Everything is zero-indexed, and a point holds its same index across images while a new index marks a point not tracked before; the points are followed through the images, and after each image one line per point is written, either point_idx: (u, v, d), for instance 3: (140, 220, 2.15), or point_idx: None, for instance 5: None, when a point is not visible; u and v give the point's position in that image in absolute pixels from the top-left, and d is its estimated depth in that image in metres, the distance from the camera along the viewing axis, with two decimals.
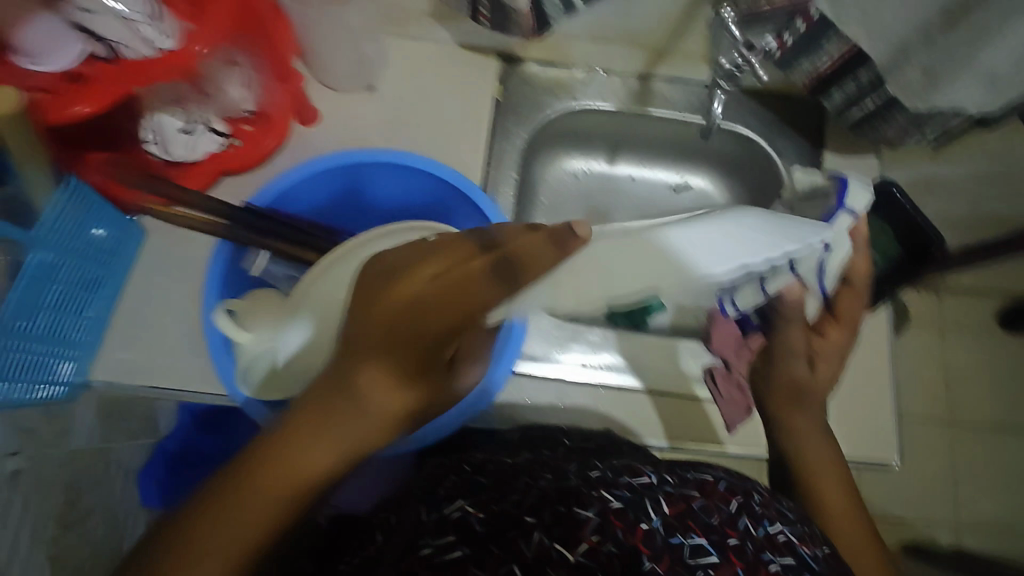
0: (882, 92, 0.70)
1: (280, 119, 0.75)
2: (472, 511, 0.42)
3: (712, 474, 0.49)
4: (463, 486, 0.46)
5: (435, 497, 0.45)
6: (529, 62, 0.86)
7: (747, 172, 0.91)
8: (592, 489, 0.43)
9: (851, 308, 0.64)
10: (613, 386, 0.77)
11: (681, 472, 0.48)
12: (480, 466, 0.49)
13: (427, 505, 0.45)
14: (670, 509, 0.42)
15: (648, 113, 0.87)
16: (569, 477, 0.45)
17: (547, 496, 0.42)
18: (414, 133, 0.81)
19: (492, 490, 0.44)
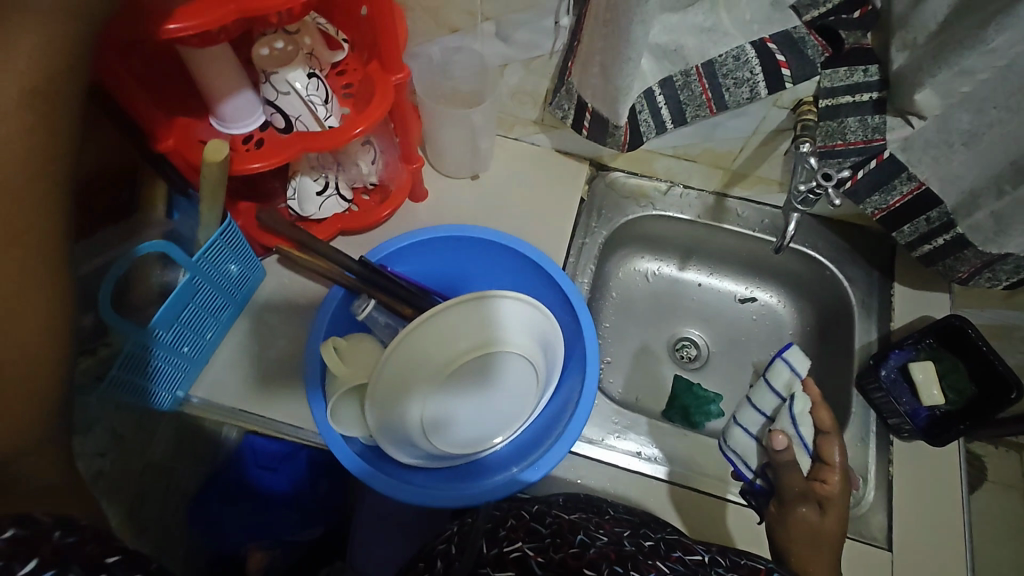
0: (954, 231, 0.74)
1: (399, 193, 0.85)
2: (532, 555, 0.49)
3: (767, 563, 0.53)
4: (523, 530, 0.53)
5: (497, 536, 0.53)
6: (616, 171, 0.96)
7: (813, 292, 0.95)
8: (650, 559, 0.48)
9: (834, 453, 0.72)
10: (645, 473, 0.77)
11: (735, 557, 0.53)
12: (539, 515, 0.56)
13: (489, 541, 0.53)
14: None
15: (722, 226, 0.94)
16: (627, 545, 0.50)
17: (608, 556, 0.48)
18: (505, 218, 0.90)
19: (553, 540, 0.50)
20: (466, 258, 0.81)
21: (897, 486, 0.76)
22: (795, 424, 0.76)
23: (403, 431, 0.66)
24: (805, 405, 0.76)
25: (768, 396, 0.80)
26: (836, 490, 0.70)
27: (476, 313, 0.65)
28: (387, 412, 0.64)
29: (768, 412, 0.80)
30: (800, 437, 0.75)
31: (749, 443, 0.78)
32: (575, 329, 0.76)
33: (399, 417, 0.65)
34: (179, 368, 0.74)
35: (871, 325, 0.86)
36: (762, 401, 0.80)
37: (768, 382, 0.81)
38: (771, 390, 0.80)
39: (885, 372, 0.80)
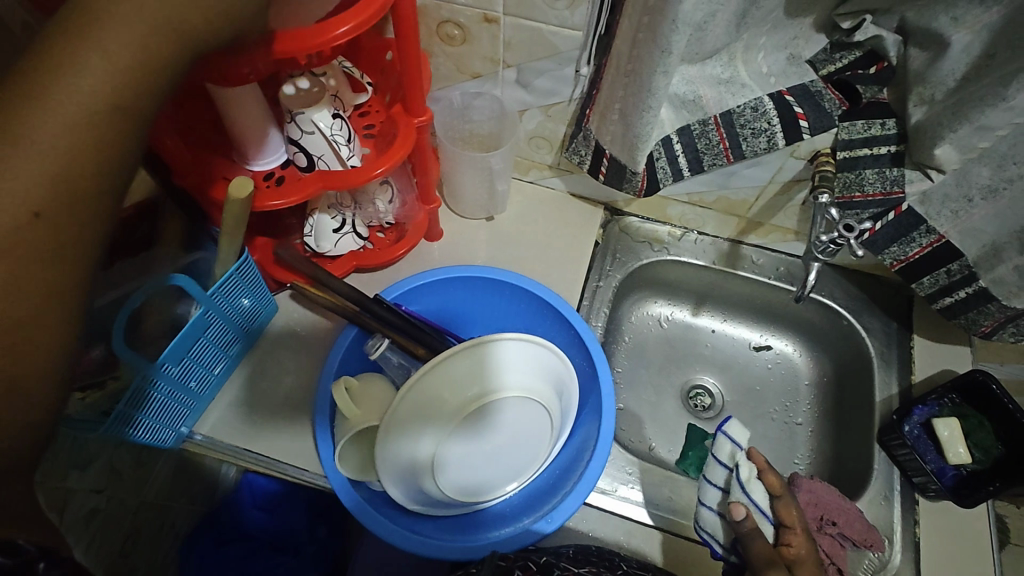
0: (977, 284, 0.72)
1: (414, 232, 0.85)
2: None
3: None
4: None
5: None
6: (630, 216, 0.97)
7: (829, 342, 0.93)
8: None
9: (793, 515, 0.70)
10: (656, 528, 0.74)
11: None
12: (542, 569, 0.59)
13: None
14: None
15: (737, 273, 0.93)
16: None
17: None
18: (519, 260, 0.90)
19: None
20: (480, 297, 0.81)
21: (924, 549, 0.72)
22: (748, 493, 0.71)
23: (414, 481, 0.64)
24: (752, 471, 0.72)
25: (717, 469, 0.74)
26: (803, 552, 0.68)
27: (487, 358, 0.64)
28: (399, 462, 0.62)
29: (720, 483, 0.73)
30: (757, 505, 0.70)
31: (710, 515, 0.71)
32: (591, 374, 0.74)
33: (412, 466, 0.63)
34: (185, 405, 0.73)
35: (891, 377, 0.84)
36: (714, 474, 0.74)
37: (715, 456, 0.75)
38: (718, 463, 0.74)
39: (908, 428, 0.78)
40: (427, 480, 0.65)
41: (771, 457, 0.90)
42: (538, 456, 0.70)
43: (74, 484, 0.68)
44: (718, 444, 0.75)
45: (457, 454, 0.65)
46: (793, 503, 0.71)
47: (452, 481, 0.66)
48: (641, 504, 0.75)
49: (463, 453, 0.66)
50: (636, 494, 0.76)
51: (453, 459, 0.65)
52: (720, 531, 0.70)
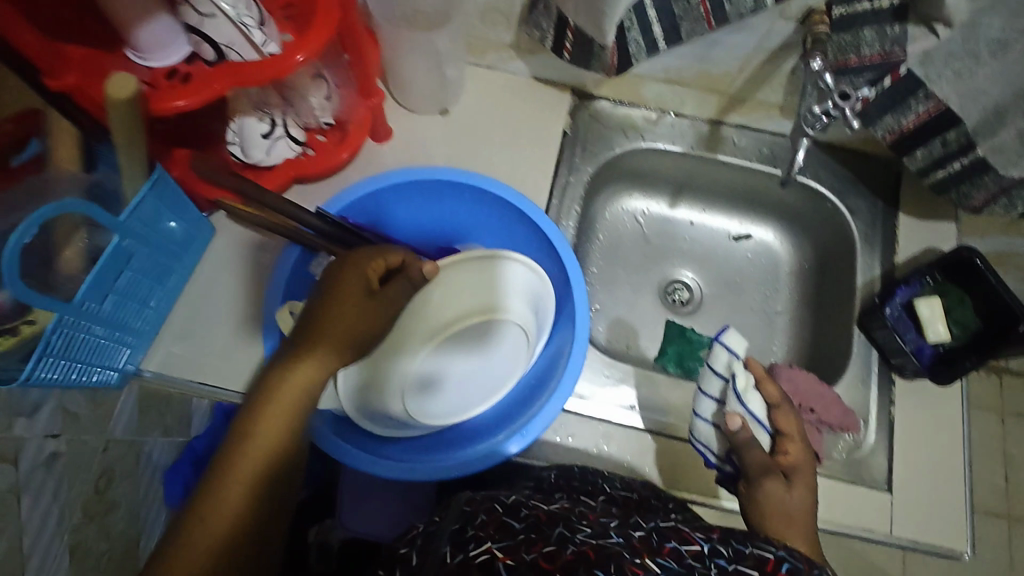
0: (973, 154, 0.66)
1: (356, 134, 0.76)
2: (499, 557, 0.46)
3: (775, 550, 0.48)
4: (495, 525, 0.50)
5: (463, 537, 0.50)
6: (601, 99, 0.87)
7: (812, 227, 0.89)
8: (636, 556, 0.46)
9: (791, 423, 0.67)
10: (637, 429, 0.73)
11: (738, 544, 0.48)
12: (511, 508, 0.53)
13: (454, 544, 0.49)
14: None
15: (716, 158, 0.86)
16: (613, 536, 0.49)
17: (586, 553, 0.46)
18: (480, 158, 0.82)
19: (525, 536, 0.49)
20: (438, 202, 0.73)
21: (898, 427, 0.73)
22: (744, 402, 0.68)
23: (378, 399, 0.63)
24: (748, 381, 0.70)
25: (716, 383, 0.72)
26: (799, 460, 0.64)
27: (483, 275, 0.66)
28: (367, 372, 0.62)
29: (717, 395, 0.71)
30: (752, 415, 0.68)
31: (707, 428, 0.69)
32: (562, 284, 0.70)
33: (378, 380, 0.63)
34: (124, 342, 0.67)
35: (874, 259, 0.81)
36: (712, 388, 0.72)
37: (715, 372, 0.72)
38: (714, 374, 0.72)
39: (890, 311, 0.76)
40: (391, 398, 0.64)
41: (749, 347, 0.89)
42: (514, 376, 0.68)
43: (22, 433, 0.64)
44: (715, 355, 0.73)
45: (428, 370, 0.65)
46: (793, 412, 0.69)
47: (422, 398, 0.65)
48: (620, 406, 0.74)
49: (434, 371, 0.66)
50: (615, 398, 0.75)
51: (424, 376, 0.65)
52: (718, 444, 0.68)
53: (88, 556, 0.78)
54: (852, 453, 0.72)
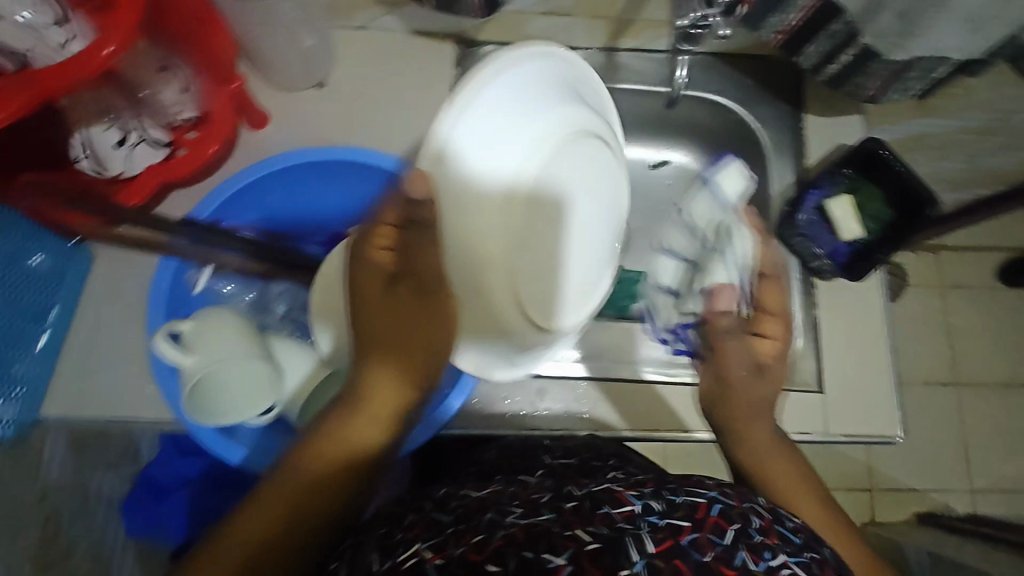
0: (859, 45, 0.64)
1: (221, 124, 0.69)
2: (427, 557, 0.43)
3: (705, 494, 0.49)
4: (422, 525, 0.47)
5: (391, 542, 0.46)
6: (486, 45, 0.81)
7: (725, 143, 0.87)
8: (567, 528, 0.44)
9: (776, 298, 0.66)
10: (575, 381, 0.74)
11: (669, 496, 0.49)
12: (441, 501, 0.51)
13: (381, 552, 0.46)
14: (655, 548, 0.42)
15: (615, 87, 0.82)
16: (545, 510, 0.47)
17: (516, 535, 0.43)
18: (367, 129, 0.77)
19: (455, 530, 0.45)
20: (323, 183, 0.69)
21: (824, 329, 0.74)
22: (728, 265, 0.76)
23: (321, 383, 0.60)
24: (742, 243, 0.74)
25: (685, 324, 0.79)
26: (778, 341, 0.65)
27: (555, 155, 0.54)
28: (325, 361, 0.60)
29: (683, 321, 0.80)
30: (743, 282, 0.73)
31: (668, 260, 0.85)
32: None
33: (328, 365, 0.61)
34: (13, 394, 0.63)
35: (785, 166, 0.79)
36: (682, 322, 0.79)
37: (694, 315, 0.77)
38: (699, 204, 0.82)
39: (803, 216, 0.76)
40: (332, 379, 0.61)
41: None
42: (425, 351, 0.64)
43: None
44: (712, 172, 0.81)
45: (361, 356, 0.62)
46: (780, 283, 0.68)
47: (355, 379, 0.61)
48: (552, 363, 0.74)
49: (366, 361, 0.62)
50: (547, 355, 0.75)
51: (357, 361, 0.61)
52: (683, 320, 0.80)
53: None
54: (782, 362, 0.73)
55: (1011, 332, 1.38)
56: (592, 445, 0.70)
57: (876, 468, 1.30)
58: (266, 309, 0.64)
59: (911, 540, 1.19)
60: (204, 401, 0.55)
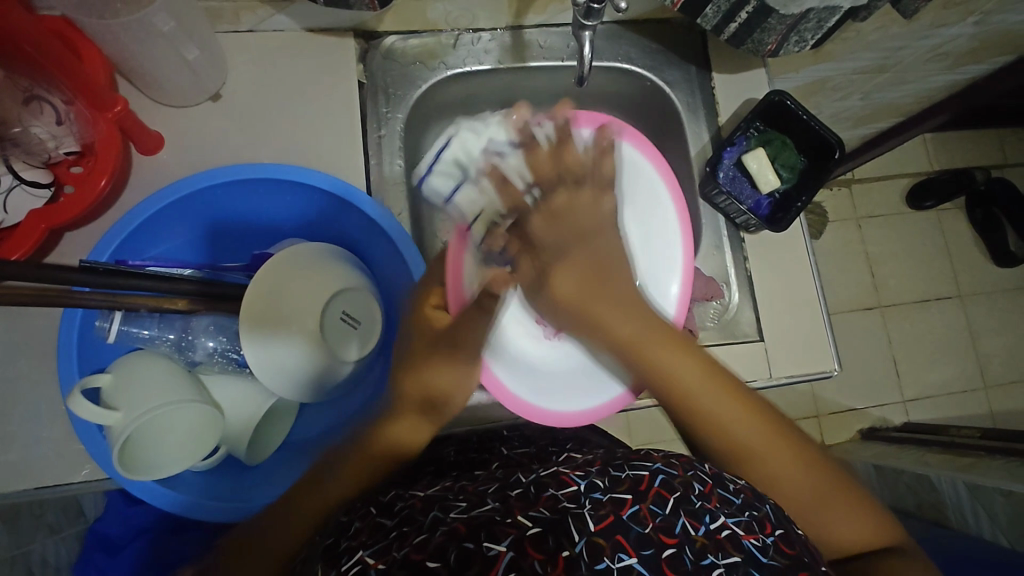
0: (754, 2, 0.65)
1: (106, 154, 0.63)
2: (371, 562, 0.43)
3: (651, 465, 0.49)
4: (368, 530, 0.46)
5: (336, 551, 0.45)
6: (388, 35, 0.77)
7: (641, 109, 0.87)
8: (507, 517, 0.43)
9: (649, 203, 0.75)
10: None
11: (614, 472, 0.48)
12: (387, 504, 0.49)
13: (328, 562, 0.45)
14: (596, 526, 0.43)
15: (528, 66, 0.81)
16: (489, 502, 0.46)
17: (457, 530, 0.43)
18: (274, 138, 0.73)
19: (398, 532, 0.44)
20: (236, 203, 0.65)
21: (757, 279, 0.77)
22: None
23: (270, 372, 0.58)
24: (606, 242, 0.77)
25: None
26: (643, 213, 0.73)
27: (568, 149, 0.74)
28: (268, 348, 0.57)
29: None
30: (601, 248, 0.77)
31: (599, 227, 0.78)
32: (399, 266, 0.64)
33: (271, 356, 0.57)
34: None
35: (701, 127, 0.81)
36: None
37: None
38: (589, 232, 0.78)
39: (723, 174, 0.78)
40: (264, 370, 0.57)
41: None
42: (328, 354, 0.59)
43: None
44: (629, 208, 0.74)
45: (281, 352, 0.57)
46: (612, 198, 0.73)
47: (279, 366, 0.58)
48: None
49: (283, 355, 0.57)
50: None
51: (277, 354, 0.57)
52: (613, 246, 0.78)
53: None
54: (723, 317, 0.76)
55: (922, 249, 1.48)
56: (549, 433, 0.71)
57: (820, 396, 1.38)
58: (192, 346, 0.59)
59: (856, 457, 1.27)
60: (133, 458, 0.50)
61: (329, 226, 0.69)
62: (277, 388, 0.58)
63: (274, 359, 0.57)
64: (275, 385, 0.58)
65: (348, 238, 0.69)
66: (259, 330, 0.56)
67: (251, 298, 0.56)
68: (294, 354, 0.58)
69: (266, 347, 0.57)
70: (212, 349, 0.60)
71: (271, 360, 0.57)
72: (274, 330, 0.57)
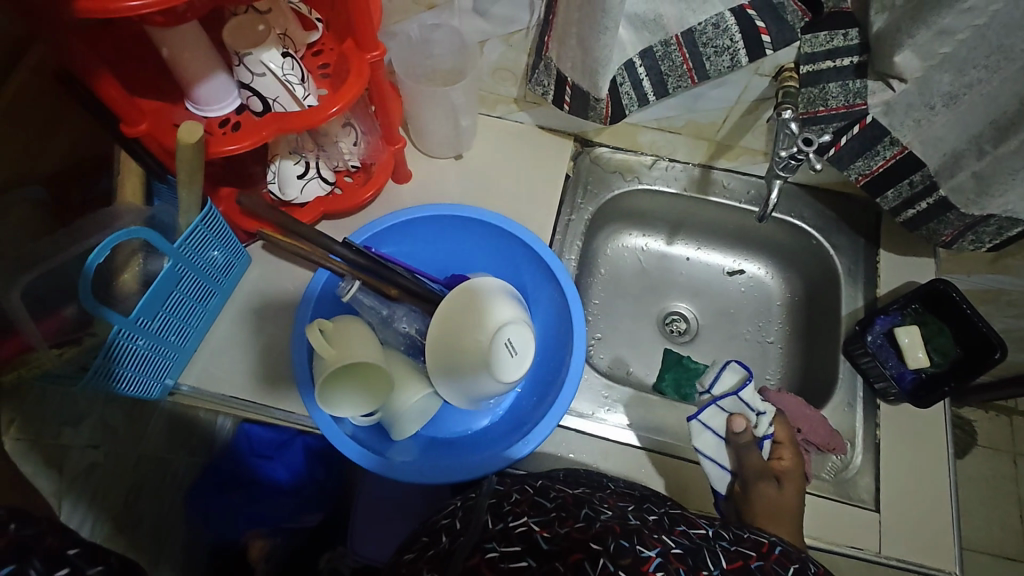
0: (937, 194, 0.73)
1: (380, 174, 0.84)
2: (536, 529, 0.50)
3: (768, 537, 0.55)
4: (528, 504, 0.54)
5: (501, 511, 0.54)
6: (600, 146, 0.95)
7: (800, 262, 0.95)
8: (654, 533, 0.50)
9: (784, 430, 0.77)
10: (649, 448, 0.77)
11: (736, 531, 0.55)
12: (542, 490, 0.57)
13: (494, 515, 0.54)
14: (729, 564, 0.48)
15: (708, 198, 0.93)
16: (631, 517, 0.53)
17: (612, 528, 0.49)
18: (489, 196, 0.90)
19: (557, 514, 0.51)
20: (451, 237, 0.81)
21: (885, 448, 0.76)
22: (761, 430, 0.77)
23: (440, 354, 0.70)
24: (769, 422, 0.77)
25: (766, 422, 0.77)
26: (790, 465, 0.74)
27: None
28: (446, 335, 0.69)
29: (722, 432, 0.76)
30: (715, 459, 0.74)
31: (712, 438, 0.75)
32: (565, 326, 0.75)
33: (447, 343, 0.69)
34: (166, 358, 0.73)
35: (857, 292, 0.86)
36: (749, 400, 0.78)
37: (736, 397, 0.78)
38: (709, 431, 0.75)
39: (871, 338, 0.81)
40: (437, 350, 0.70)
41: None
42: (484, 362, 0.68)
43: (67, 440, 0.71)
44: None
45: (452, 340, 0.69)
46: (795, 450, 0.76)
47: (447, 353, 0.69)
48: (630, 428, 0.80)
49: (453, 343, 0.69)
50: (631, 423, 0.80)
51: (449, 341, 0.69)
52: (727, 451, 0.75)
53: None
54: (841, 473, 0.76)
55: None
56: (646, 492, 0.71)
57: None
58: (391, 324, 0.74)
59: None
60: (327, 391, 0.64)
61: (510, 272, 0.82)
62: (439, 371, 0.70)
63: (446, 346, 0.69)
64: (438, 366, 0.70)
65: (522, 287, 0.82)
66: (448, 320, 0.70)
67: (458, 297, 0.70)
68: (459, 349, 0.69)
69: (447, 334, 0.69)
70: (404, 331, 0.74)
71: (443, 346, 0.69)
72: (460, 320, 0.70)
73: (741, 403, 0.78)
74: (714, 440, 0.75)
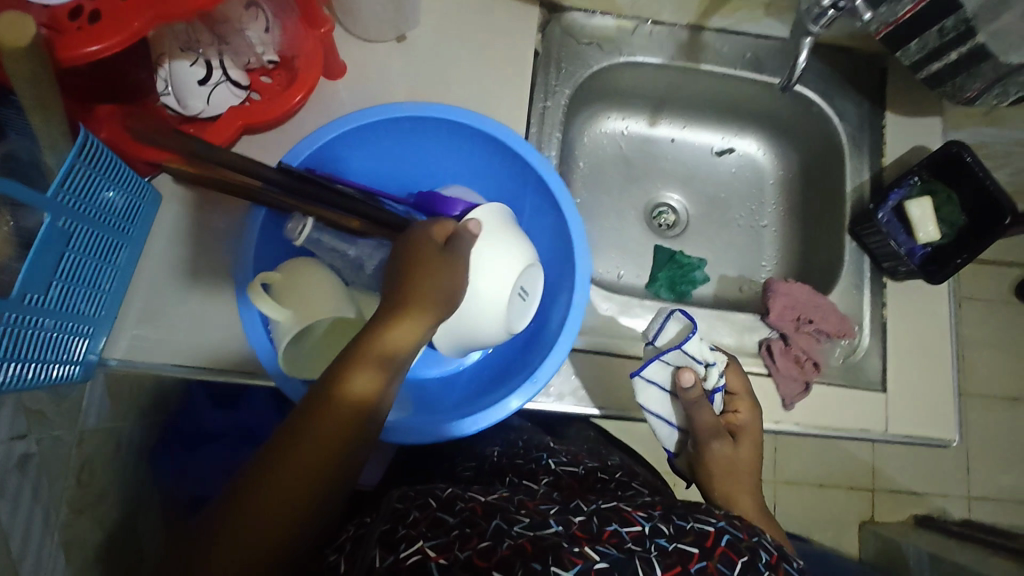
0: (972, 42, 0.64)
1: (307, 69, 0.66)
2: (432, 555, 0.43)
3: (715, 523, 0.48)
4: (427, 522, 0.46)
5: (393, 538, 0.45)
6: (571, 12, 0.79)
7: (797, 131, 0.86)
8: (575, 545, 0.43)
9: (738, 380, 0.67)
10: None
11: (677, 521, 0.48)
12: (446, 501, 0.49)
13: (383, 547, 0.44)
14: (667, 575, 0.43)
15: (700, 67, 0.80)
16: (551, 524, 0.46)
17: (523, 547, 0.43)
18: (445, 85, 0.74)
19: (458, 532, 0.44)
20: (409, 143, 0.66)
21: (892, 327, 0.74)
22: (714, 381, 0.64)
23: None
24: (722, 371, 0.64)
25: (717, 373, 0.64)
26: (747, 420, 0.65)
27: None
28: None
29: (668, 386, 0.65)
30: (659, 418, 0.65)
31: (653, 396, 0.64)
32: (564, 242, 0.65)
33: None
34: (80, 332, 0.60)
35: (863, 163, 0.79)
36: (695, 351, 0.64)
37: (680, 350, 0.64)
38: (653, 388, 0.64)
39: (882, 215, 0.75)
40: None
41: (739, 264, 0.89)
42: (496, 301, 0.58)
43: None
44: None
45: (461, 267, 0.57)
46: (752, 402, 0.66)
47: None
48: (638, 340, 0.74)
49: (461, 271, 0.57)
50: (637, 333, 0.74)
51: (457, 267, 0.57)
52: (672, 408, 0.65)
53: (82, 551, 0.74)
54: (849, 358, 0.74)
55: None
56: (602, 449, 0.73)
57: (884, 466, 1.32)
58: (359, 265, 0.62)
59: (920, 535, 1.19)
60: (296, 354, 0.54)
61: (482, 180, 0.70)
62: None
63: None
64: None
65: (500, 195, 0.70)
66: None
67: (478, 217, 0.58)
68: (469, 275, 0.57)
69: None
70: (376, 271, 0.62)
71: None
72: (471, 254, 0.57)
73: (686, 353, 0.64)
74: (661, 398, 0.64)
